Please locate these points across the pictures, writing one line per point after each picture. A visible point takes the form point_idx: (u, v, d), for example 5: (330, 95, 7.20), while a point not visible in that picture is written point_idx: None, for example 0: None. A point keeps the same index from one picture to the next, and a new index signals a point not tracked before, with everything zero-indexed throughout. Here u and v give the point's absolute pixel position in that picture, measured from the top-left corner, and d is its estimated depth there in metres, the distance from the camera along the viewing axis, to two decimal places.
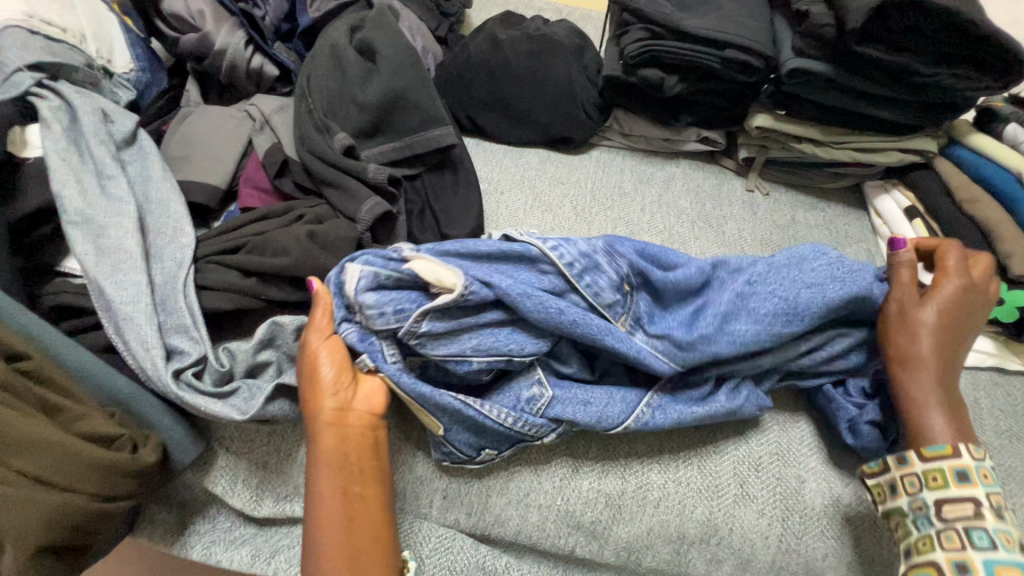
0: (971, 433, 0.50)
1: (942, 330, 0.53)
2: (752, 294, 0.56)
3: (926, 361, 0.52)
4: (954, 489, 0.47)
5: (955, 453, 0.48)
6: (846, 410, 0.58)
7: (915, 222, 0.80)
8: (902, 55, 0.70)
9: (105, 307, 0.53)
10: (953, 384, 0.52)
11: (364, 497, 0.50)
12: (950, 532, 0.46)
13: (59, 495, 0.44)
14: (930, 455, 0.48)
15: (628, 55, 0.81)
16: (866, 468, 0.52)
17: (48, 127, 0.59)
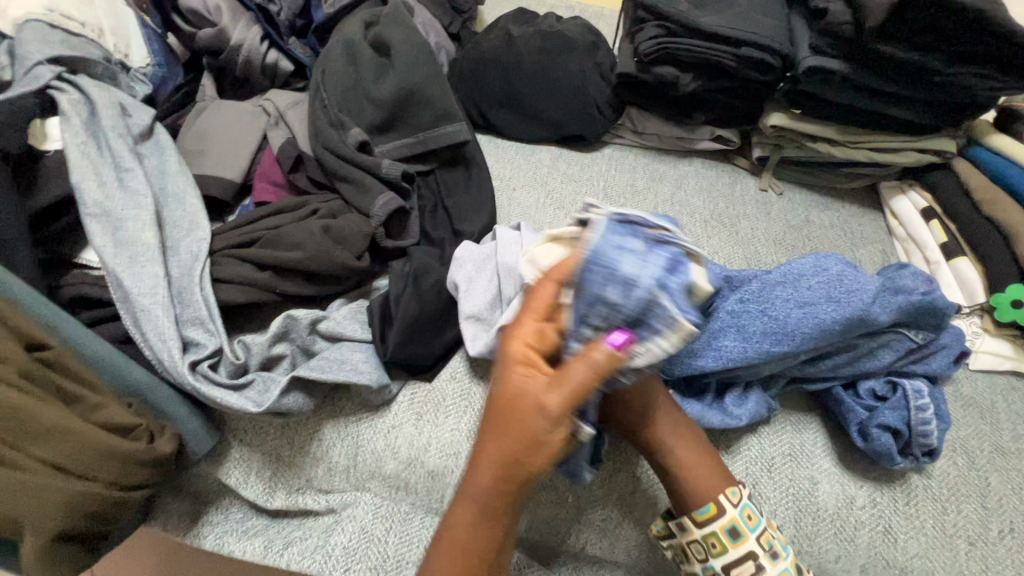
0: (724, 473, 0.51)
1: (643, 398, 0.52)
2: (743, 312, 0.57)
3: (667, 431, 0.52)
4: (732, 551, 0.47)
5: (720, 511, 0.48)
6: (855, 413, 0.57)
7: (932, 224, 0.79)
8: (920, 54, 0.69)
9: (124, 299, 0.54)
10: (685, 439, 0.52)
11: (497, 568, 0.42)
12: (697, 546, 0.49)
13: (77, 483, 0.44)
14: (700, 519, 0.48)
15: (642, 52, 0.81)
16: (657, 531, 0.52)
17: (68, 120, 0.60)
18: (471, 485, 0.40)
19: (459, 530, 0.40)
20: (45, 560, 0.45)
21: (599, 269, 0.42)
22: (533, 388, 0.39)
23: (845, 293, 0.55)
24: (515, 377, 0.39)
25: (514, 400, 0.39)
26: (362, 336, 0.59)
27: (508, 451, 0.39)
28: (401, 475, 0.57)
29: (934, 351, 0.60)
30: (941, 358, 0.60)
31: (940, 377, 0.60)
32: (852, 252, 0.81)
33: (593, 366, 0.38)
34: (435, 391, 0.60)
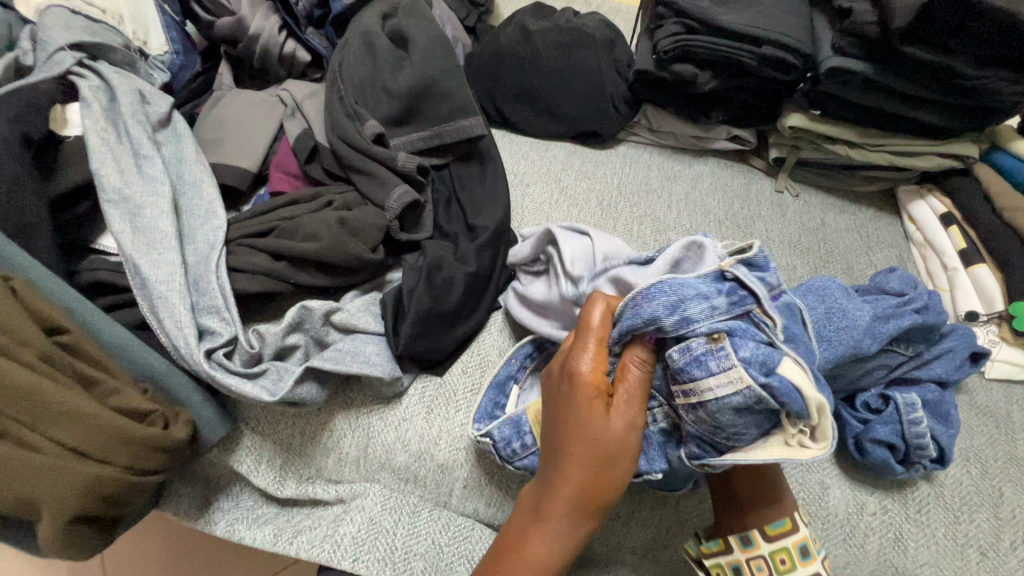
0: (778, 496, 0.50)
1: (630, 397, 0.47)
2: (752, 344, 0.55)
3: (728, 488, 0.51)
4: (801, 570, 0.47)
5: (793, 528, 0.48)
6: (849, 426, 0.56)
7: (951, 230, 0.77)
8: (947, 56, 0.68)
9: (141, 286, 0.54)
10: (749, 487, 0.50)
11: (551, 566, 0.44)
12: (762, 561, 0.48)
13: (95, 467, 0.45)
14: (773, 535, 0.48)
15: (661, 49, 0.80)
16: (703, 548, 0.50)
17: (88, 106, 0.60)
18: (546, 495, 0.44)
19: (540, 540, 0.43)
20: (62, 541, 0.46)
21: (668, 295, 0.43)
22: (610, 421, 0.43)
23: (843, 329, 0.53)
24: (594, 409, 0.44)
25: (605, 433, 0.43)
26: (375, 328, 0.59)
27: (599, 474, 0.43)
28: (410, 467, 0.58)
29: (934, 357, 0.58)
30: (943, 363, 0.58)
31: (947, 381, 0.58)
32: (868, 256, 0.80)
33: (646, 373, 0.46)
34: (445, 385, 0.60)
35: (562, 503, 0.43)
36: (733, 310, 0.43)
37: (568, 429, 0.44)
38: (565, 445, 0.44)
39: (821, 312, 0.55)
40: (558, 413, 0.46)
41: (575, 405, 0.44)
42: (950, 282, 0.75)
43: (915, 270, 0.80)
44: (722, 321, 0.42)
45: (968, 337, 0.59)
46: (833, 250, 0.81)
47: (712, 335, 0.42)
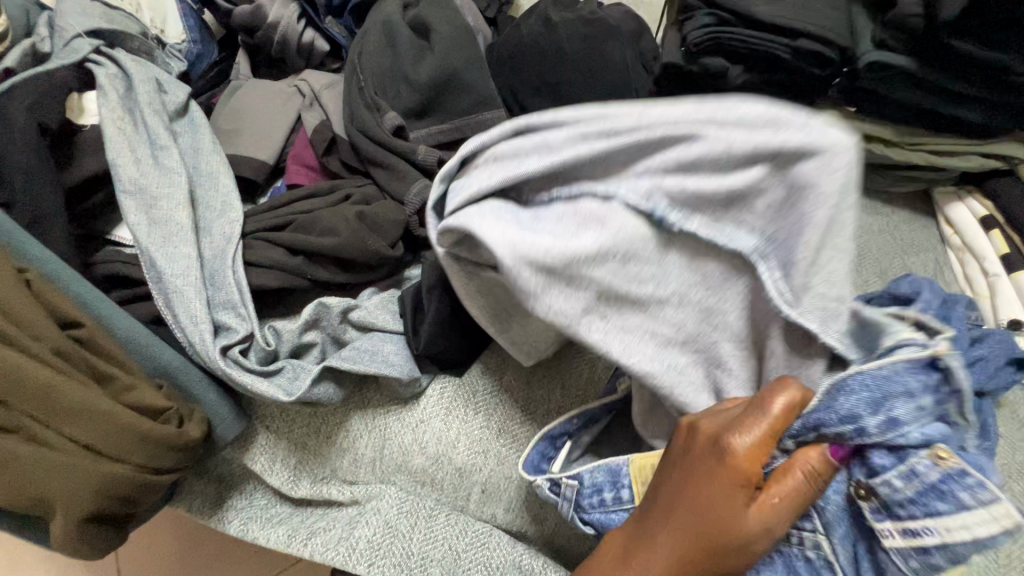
0: None
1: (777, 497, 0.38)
2: None
3: None
4: None
5: None
6: None
7: (992, 234, 0.74)
8: (998, 51, 0.64)
9: (157, 279, 0.53)
10: None
11: None
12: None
13: (108, 465, 0.44)
14: None
15: (690, 41, 0.77)
16: None
17: (105, 95, 0.59)
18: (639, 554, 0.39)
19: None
20: (76, 540, 0.45)
21: (877, 394, 0.37)
22: (744, 520, 0.37)
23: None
24: (733, 497, 0.37)
25: (731, 528, 0.37)
26: (394, 326, 0.57)
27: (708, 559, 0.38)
28: (428, 470, 0.56)
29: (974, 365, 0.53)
30: (976, 373, 0.53)
31: (982, 390, 0.53)
32: (902, 259, 0.77)
33: (811, 484, 0.37)
34: (465, 387, 0.58)
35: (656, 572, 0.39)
36: (938, 412, 0.37)
37: (686, 502, 0.38)
38: (676, 511, 0.38)
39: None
40: (677, 476, 0.39)
41: (706, 484, 0.37)
42: (991, 289, 0.71)
43: (952, 276, 0.76)
44: (932, 429, 0.37)
45: (1003, 344, 0.55)
46: (865, 253, 0.78)
47: (937, 450, 0.36)
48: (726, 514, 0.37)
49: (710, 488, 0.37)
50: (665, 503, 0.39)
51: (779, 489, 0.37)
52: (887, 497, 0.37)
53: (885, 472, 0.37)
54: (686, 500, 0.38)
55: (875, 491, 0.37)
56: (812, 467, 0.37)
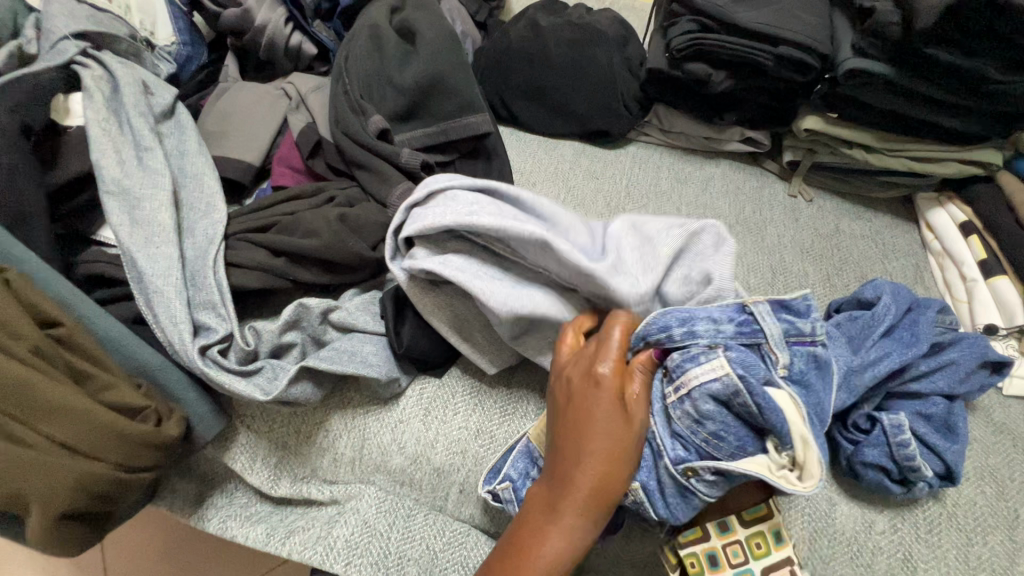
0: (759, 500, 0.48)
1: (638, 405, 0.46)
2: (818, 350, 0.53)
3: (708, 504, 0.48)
4: (774, 553, 0.46)
5: (769, 513, 0.47)
6: (841, 448, 0.53)
7: (971, 240, 0.75)
8: (973, 59, 0.65)
9: (138, 279, 0.54)
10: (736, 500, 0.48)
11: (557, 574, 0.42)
12: (737, 547, 0.46)
13: (84, 463, 0.44)
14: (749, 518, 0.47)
15: (674, 47, 0.78)
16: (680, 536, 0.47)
17: (90, 97, 0.60)
18: (558, 499, 0.42)
19: (556, 541, 0.41)
20: (52, 538, 0.45)
21: (682, 312, 0.45)
22: (625, 428, 0.43)
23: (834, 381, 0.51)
24: (610, 413, 0.43)
25: (619, 440, 0.43)
26: (374, 327, 0.58)
27: (613, 480, 0.42)
28: (406, 469, 0.57)
29: (942, 367, 0.54)
30: (946, 375, 0.54)
31: (953, 393, 0.54)
32: (883, 264, 0.78)
33: (647, 379, 0.46)
34: (444, 388, 0.59)
35: (575, 508, 0.42)
36: (743, 339, 0.45)
37: (579, 434, 0.43)
38: (575, 445, 0.43)
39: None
40: (567, 415, 0.44)
41: (591, 409, 0.43)
42: (969, 293, 0.72)
43: (932, 281, 0.77)
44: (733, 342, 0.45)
45: (974, 348, 0.56)
46: (846, 258, 0.78)
47: (714, 345, 0.44)
48: (607, 425, 0.43)
49: (590, 412, 0.43)
50: (561, 446, 0.44)
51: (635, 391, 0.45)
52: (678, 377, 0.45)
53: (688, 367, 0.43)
54: (573, 430, 0.44)
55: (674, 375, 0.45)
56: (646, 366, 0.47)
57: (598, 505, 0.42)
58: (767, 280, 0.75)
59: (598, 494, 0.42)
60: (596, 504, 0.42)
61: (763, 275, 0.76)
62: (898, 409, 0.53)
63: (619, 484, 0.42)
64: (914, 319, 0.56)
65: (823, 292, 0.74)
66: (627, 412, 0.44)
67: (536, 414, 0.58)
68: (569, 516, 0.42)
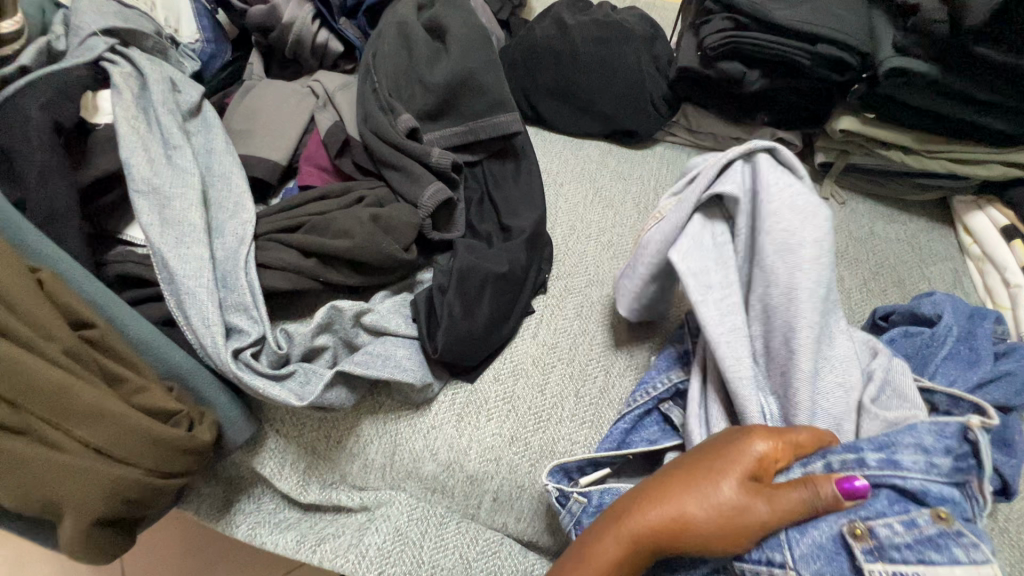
0: None
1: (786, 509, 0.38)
2: None
3: None
4: None
5: None
6: None
7: (1014, 244, 0.73)
8: (1022, 58, 0.63)
9: (169, 280, 0.52)
10: None
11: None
12: None
13: (118, 468, 0.43)
14: None
15: (707, 46, 0.76)
16: None
17: (119, 94, 0.59)
18: (631, 518, 0.38)
19: (610, 551, 0.38)
20: (83, 544, 0.44)
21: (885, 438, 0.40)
22: (744, 503, 0.37)
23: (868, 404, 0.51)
24: (733, 472, 0.38)
25: (732, 508, 0.37)
26: (406, 331, 0.57)
27: (703, 537, 0.37)
28: (439, 477, 0.55)
29: (996, 377, 0.52)
30: (1002, 387, 0.52)
31: (1009, 406, 0.52)
32: (920, 268, 0.76)
33: (815, 501, 0.37)
34: (476, 393, 0.58)
35: (645, 527, 0.38)
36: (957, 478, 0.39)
37: (689, 477, 0.38)
38: (677, 486, 0.38)
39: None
40: (690, 463, 0.39)
41: (717, 466, 0.38)
42: (1012, 300, 0.70)
43: (972, 286, 0.75)
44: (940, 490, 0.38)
45: None
46: (882, 262, 0.76)
47: (937, 510, 0.37)
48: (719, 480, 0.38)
49: (711, 464, 0.38)
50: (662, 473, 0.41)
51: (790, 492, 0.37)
52: (882, 541, 0.36)
53: (887, 515, 0.37)
54: (681, 468, 0.40)
55: (872, 534, 0.37)
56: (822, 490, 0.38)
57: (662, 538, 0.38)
58: None
59: (670, 530, 0.37)
60: (660, 535, 0.38)
61: None
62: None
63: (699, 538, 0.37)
64: (971, 330, 0.55)
65: (860, 297, 0.72)
66: (761, 494, 0.37)
67: (571, 422, 0.56)
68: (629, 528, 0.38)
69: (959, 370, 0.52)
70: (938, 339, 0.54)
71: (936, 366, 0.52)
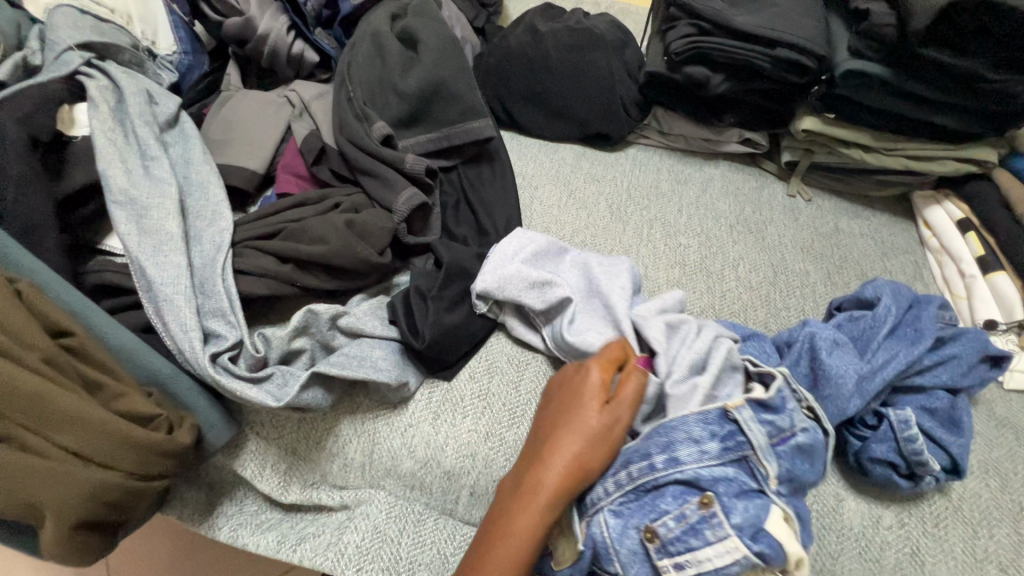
0: None
1: (628, 405, 0.48)
2: (835, 347, 0.55)
3: None
4: None
5: None
6: (849, 444, 0.55)
7: (969, 236, 0.76)
8: (967, 60, 0.66)
9: (147, 288, 0.54)
10: None
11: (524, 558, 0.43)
12: None
13: (98, 472, 0.44)
14: None
15: (673, 51, 0.79)
16: None
17: (95, 107, 0.60)
18: (525, 480, 0.45)
19: (523, 518, 0.43)
20: (66, 547, 0.45)
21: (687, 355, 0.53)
22: (597, 425, 0.46)
23: (824, 399, 0.52)
24: (585, 407, 0.47)
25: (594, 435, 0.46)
26: (383, 332, 0.59)
27: (582, 463, 0.45)
28: (417, 474, 0.57)
29: (941, 362, 0.56)
30: (948, 369, 0.55)
31: (956, 387, 0.55)
32: (881, 261, 0.79)
33: (641, 389, 0.49)
34: (453, 391, 0.59)
35: (549, 489, 0.44)
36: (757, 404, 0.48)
37: (559, 428, 0.47)
38: (552, 443, 0.46)
39: (806, 379, 0.55)
40: (552, 411, 0.49)
41: (569, 407, 0.48)
42: (968, 290, 0.73)
43: (931, 277, 0.78)
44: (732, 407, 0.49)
45: (977, 342, 0.57)
46: (846, 256, 0.79)
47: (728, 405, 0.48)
48: (570, 415, 0.47)
49: (567, 409, 0.48)
50: (542, 439, 0.47)
51: (624, 393, 0.48)
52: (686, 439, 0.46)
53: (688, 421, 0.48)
54: (545, 419, 0.49)
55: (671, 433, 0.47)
56: (635, 376, 0.49)
57: (563, 490, 0.44)
58: (769, 279, 0.76)
59: (566, 480, 0.44)
60: (561, 490, 0.44)
61: (764, 274, 0.76)
62: (905, 404, 0.54)
63: (586, 470, 0.45)
64: (916, 313, 0.58)
65: (825, 290, 0.75)
66: (608, 404, 0.47)
67: None
68: (538, 497, 0.44)
69: (908, 347, 0.55)
70: (886, 319, 0.57)
71: (887, 346, 0.55)
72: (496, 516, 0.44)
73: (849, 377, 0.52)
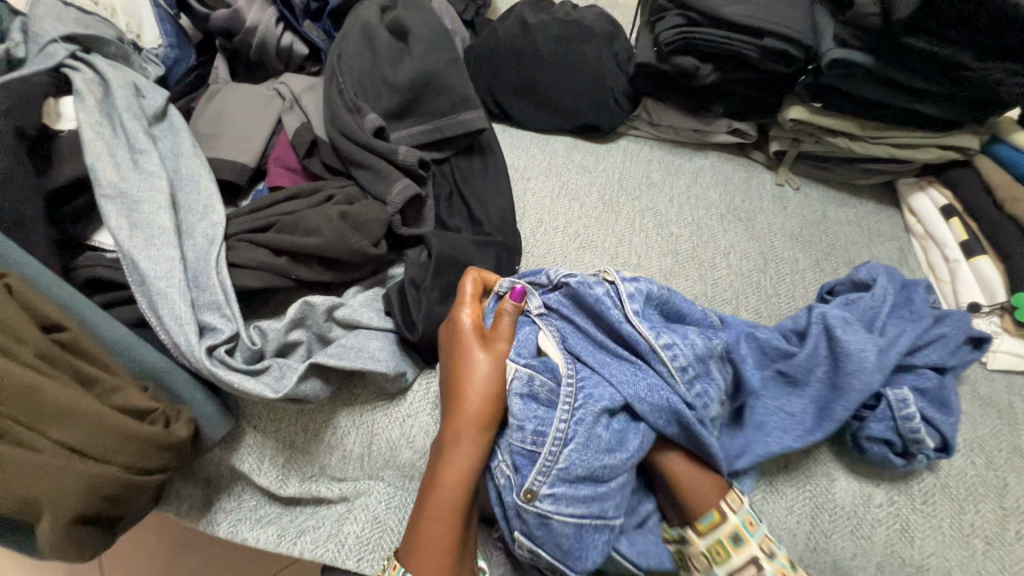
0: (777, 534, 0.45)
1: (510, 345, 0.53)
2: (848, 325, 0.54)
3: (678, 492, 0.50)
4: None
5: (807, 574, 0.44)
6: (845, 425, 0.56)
7: (952, 222, 0.78)
8: (948, 48, 0.67)
9: (140, 282, 0.53)
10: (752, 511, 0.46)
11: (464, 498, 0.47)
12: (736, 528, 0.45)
13: (95, 466, 0.44)
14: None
15: (663, 42, 0.80)
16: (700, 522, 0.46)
17: (82, 100, 0.59)
18: (448, 431, 0.49)
19: (456, 466, 0.47)
20: (63, 544, 0.44)
21: None
22: (495, 361, 0.51)
23: (851, 377, 0.52)
24: (474, 347, 0.52)
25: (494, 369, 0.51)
26: (379, 323, 0.59)
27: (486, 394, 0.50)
28: (416, 464, 0.57)
29: (933, 341, 0.57)
30: (939, 348, 0.57)
31: (944, 367, 0.57)
32: (868, 248, 0.80)
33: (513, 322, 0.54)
34: None
35: (469, 427, 0.49)
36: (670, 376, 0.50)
37: (461, 373, 0.51)
38: (460, 388, 0.50)
39: (828, 361, 0.54)
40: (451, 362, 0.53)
41: (466, 350, 0.52)
42: (951, 274, 0.75)
43: (916, 263, 0.80)
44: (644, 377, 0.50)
45: (962, 322, 0.58)
46: (834, 243, 0.81)
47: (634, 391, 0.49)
48: (463, 356, 0.52)
49: (462, 352, 0.52)
50: (450, 392, 0.51)
51: (502, 331, 0.53)
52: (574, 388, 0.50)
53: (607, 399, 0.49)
54: (447, 380, 0.52)
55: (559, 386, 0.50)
56: (506, 314, 0.54)
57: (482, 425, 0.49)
58: (759, 267, 0.77)
59: (481, 416, 0.49)
60: (479, 425, 0.49)
61: (755, 262, 0.77)
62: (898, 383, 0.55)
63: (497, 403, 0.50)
64: (907, 296, 0.60)
65: (814, 277, 0.76)
66: (490, 345, 0.52)
67: None
68: (464, 440, 0.48)
69: (909, 326, 0.56)
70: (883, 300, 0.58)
71: (895, 326, 0.56)
72: (434, 477, 0.48)
73: (869, 355, 0.52)
